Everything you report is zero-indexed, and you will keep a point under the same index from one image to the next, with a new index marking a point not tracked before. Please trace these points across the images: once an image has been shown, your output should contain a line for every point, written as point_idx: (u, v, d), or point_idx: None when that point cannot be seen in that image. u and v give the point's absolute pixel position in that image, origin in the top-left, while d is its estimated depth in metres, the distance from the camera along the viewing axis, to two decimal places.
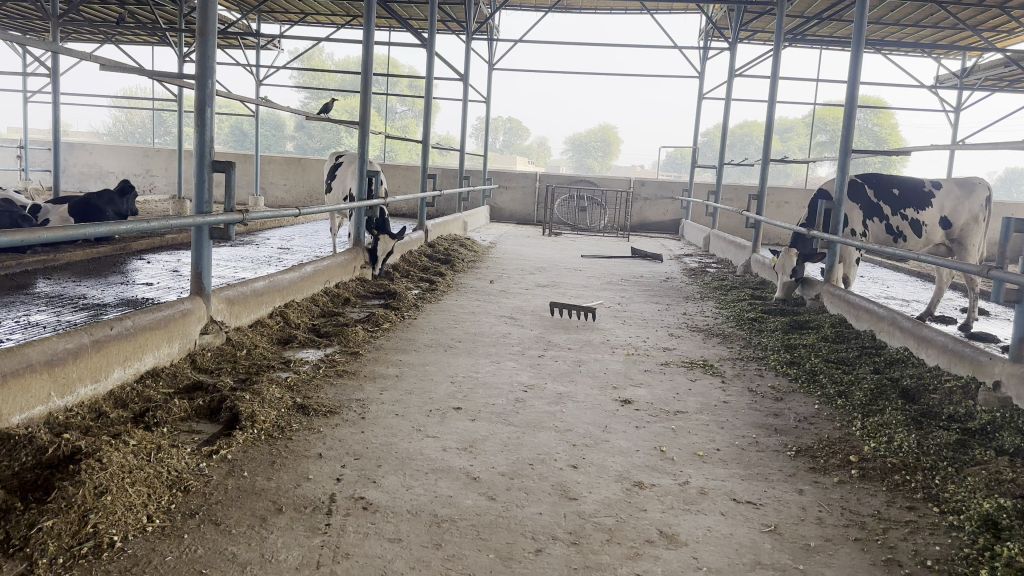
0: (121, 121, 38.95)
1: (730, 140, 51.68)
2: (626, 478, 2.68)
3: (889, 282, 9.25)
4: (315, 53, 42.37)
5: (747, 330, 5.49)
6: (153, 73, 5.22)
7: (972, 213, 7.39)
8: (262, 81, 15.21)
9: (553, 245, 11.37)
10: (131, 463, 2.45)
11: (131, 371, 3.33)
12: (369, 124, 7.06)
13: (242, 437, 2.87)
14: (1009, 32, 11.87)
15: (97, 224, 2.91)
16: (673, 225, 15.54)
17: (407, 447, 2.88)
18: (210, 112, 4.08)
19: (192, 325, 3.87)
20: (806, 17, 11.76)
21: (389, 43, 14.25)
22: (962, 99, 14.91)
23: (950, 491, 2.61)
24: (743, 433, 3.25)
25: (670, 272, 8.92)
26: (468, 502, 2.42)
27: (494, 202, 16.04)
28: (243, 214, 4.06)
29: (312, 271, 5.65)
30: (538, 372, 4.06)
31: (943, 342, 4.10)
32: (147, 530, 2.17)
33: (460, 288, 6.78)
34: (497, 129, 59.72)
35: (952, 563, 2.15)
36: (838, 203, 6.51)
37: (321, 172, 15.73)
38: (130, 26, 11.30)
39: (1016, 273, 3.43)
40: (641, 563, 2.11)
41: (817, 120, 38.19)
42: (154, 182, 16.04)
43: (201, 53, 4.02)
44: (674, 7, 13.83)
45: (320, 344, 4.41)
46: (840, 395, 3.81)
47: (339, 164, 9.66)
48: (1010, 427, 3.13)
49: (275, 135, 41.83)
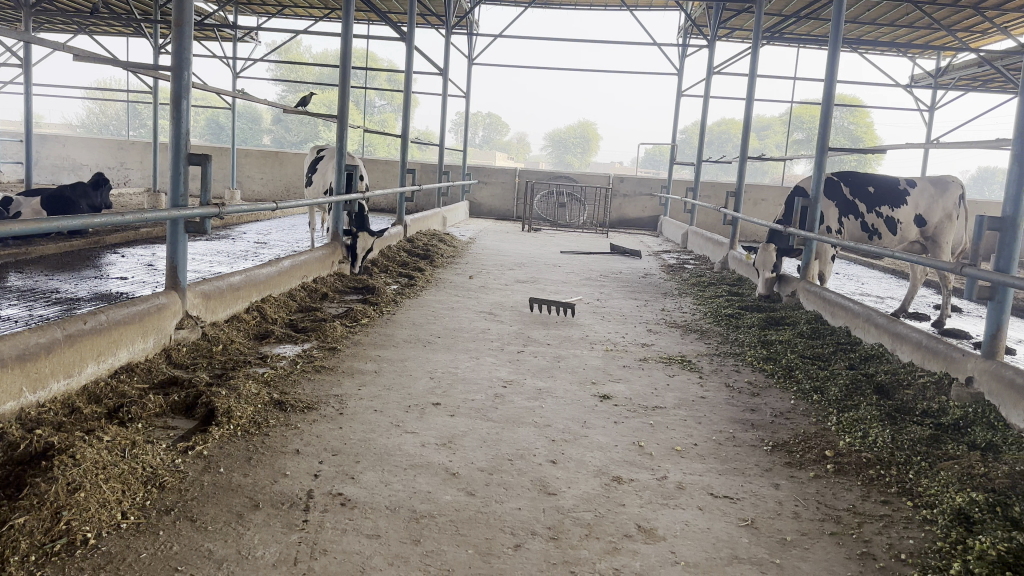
0: (95, 112, 38.41)
1: (708, 137, 51.99)
2: (604, 473, 2.68)
3: (864, 279, 9.35)
4: (292, 46, 42.00)
5: (724, 326, 5.53)
6: (128, 64, 5.15)
7: (945, 211, 7.49)
8: (239, 74, 15.06)
9: (532, 241, 11.39)
10: (105, 459, 2.43)
11: (105, 365, 3.29)
12: (347, 117, 7.01)
13: (217, 433, 2.85)
14: (983, 32, 12.04)
15: (71, 218, 2.87)
16: (652, 221, 15.60)
17: (385, 443, 2.87)
18: (186, 104, 4.01)
19: (167, 320, 3.83)
20: (783, 15, 11.83)
21: (368, 36, 14.17)
22: (937, 98, 15.10)
23: (924, 485, 2.64)
24: (720, 428, 3.27)
25: (649, 268, 8.95)
26: (447, 498, 2.42)
27: (474, 197, 16.01)
28: (219, 207, 4.01)
29: (288, 265, 5.60)
30: (517, 367, 4.06)
31: (917, 338, 4.15)
32: (122, 527, 2.14)
33: (440, 284, 6.77)
34: (476, 125, 59.71)
35: (925, 556, 2.18)
36: (815, 200, 6.56)
37: (298, 165, 15.61)
38: (105, 16, 11.15)
39: (989, 270, 3.49)
40: (619, 558, 2.11)
41: (793, 117, 38.55)
42: (129, 175, 15.83)
43: (176, 44, 3.96)
44: (653, 4, 13.87)
45: (298, 339, 4.38)
46: (816, 391, 3.84)
47: (319, 158, 9.60)
48: (982, 423, 3.19)
49: (251, 128, 41.51)
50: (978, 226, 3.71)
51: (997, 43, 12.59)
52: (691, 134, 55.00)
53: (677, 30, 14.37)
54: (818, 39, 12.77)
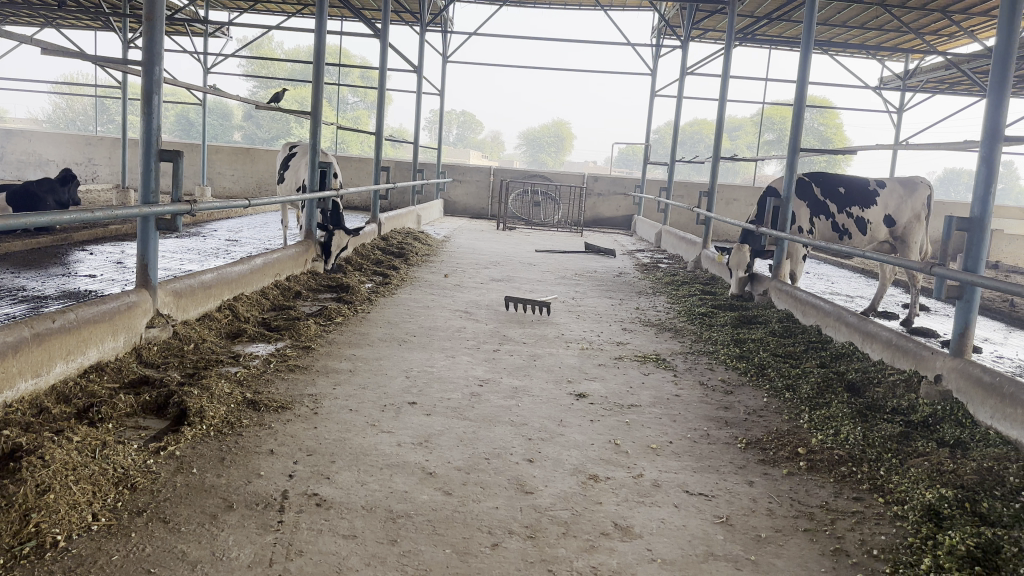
0: (62, 107, 37.81)
1: (681, 138, 52.39)
2: (581, 472, 2.69)
3: (834, 279, 9.46)
4: (264, 43, 41.65)
5: (698, 325, 5.56)
6: (97, 58, 5.06)
7: (914, 212, 7.61)
8: (210, 69, 14.90)
9: (507, 239, 11.38)
10: (75, 460, 2.39)
11: (75, 365, 3.24)
12: (321, 115, 6.93)
13: (190, 433, 2.81)
14: (950, 36, 12.25)
15: (40, 215, 2.82)
16: (626, 221, 15.68)
17: (361, 443, 2.85)
18: (157, 100, 3.95)
19: (137, 318, 3.77)
20: (755, 17, 11.93)
21: (342, 33, 14.10)
22: (905, 100, 15.34)
23: (895, 482, 2.68)
24: (694, 427, 3.29)
25: (623, 266, 9.00)
26: (424, 498, 2.41)
27: (448, 195, 15.98)
28: (191, 205, 3.95)
29: (261, 264, 5.54)
30: (493, 366, 4.06)
31: (887, 337, 4.20)
32: (92, 529, 2.11)
33: (414, 282, 6.74)
34: (451, 123, 59.75)
35: (897, 551, 2.21)
36: (787, 201, 6.62)
37: (270, 162, 15.48)
38: (73, 9, 10.94)
39: (958, 270, 3.53)
40: (597, 555, 2.12)
41: (765, 118, 38.99)
42: (97, 171, 15.56)
43: (147, 38, 3.89)
44: (627, 5, 13.94)
45: (270, 338, 4.34)
46: (788, 389, 3.88)
47: (292, 155, 9.50)
48: (951, 420, 3.25)
49: (221, 125, 41.12)
50: (947, 226, 3.77)
51: (963, 47, 12.81)
52: (665, 134, 55.43)
53: (651, 30, 14.44)
54: (790, 41, 12.90)
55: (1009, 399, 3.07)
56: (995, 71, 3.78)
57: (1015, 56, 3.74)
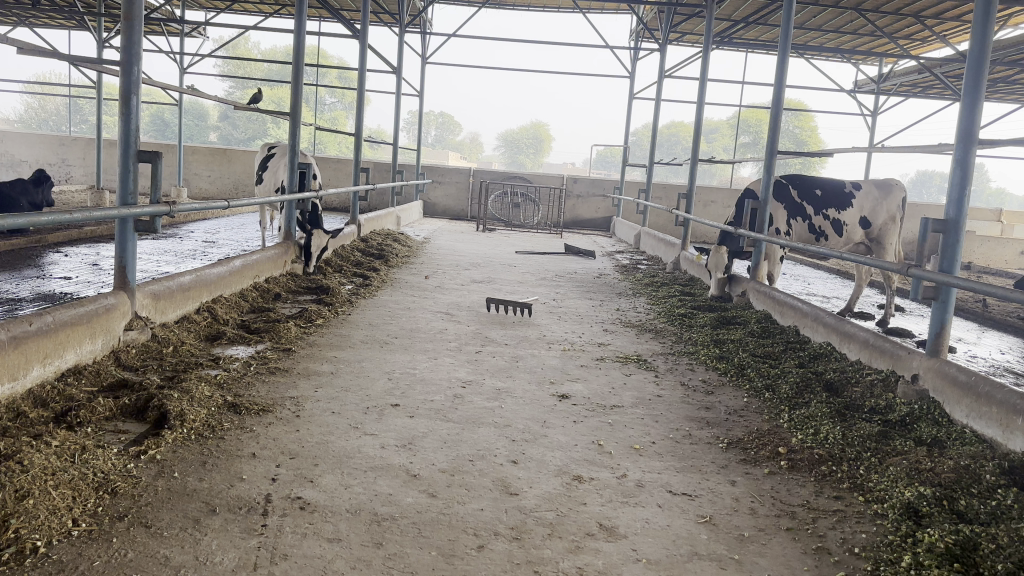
0: (34, 107, 37.31)
1: (658, 140, 52.78)
2: (565, 473, 2.70)
3: (810, 280, 9.56)
4: (240, 43, 41.34)
5: (678, 326, 5.60)
6: (72, 58, 4.99)
7: (890, 213, 7.69)
8: (186, 69, 14.77)
9: (487, 241, 11.37)
10: (53, 466, 2.37)
11: (52, 368, 3.19)
12: (300, 115, 6.87)
13: (170, 436, 2.79)
14: (923, 40, 12.42)
15: (16, 216, 2.79)
16: (605, 222, 15.74)
17: (343, 445, 2.84)
18: (135, 100, 3.91)
19: (115, 321, 3.72)
20: (732, 20, 12.03)
21: (320, 34, 14.03)
22: (879, 103, 15.55)
23: (874, 481, 2.71)
24: (676, 427, 3.31)
25: (604, 268, 9.03)
26: (408, 500, 2.40)
27: (427, 196, 15.96)
28: (170, 206, 3.91)
29: (240, 265, 5.50)
30: (475, 368, 4.06)
31: (864, 337, 4.25)
32: (73, 535, 2.08)
33: (395, 284, 6.72)
34: (429, 125, 59.80)
35: (878, 549, 2.24)
36: (765, 202, 6.68)
37: (247, 163, 15.37)
38: (46, 8, 10.79)
39: (934, 271, 3.58)
40: (582, 556, 2.13)
41: (741, 120, 39.34)
42: (71, 172, 15.36)
43: (125, 38, 3.84)
44: (606, 8, 14.00)
45: (250, 340, 4.31)
46: (768, 388, 3.92)
47: (270, 156, 9.43)
48: (927, 420, 3.29)
49: (197, 125, 40.83)
50: (923, 227, 3.81)
51: (935, 50, 12.99)
52: (643, 136, 55.73)
53: (629, 33, 14.51)
54: (766, 44, 13.01)
55: (985, 397, 3.12)
56: (969, 74, 3.84)
57: (989, 60, 3.80)
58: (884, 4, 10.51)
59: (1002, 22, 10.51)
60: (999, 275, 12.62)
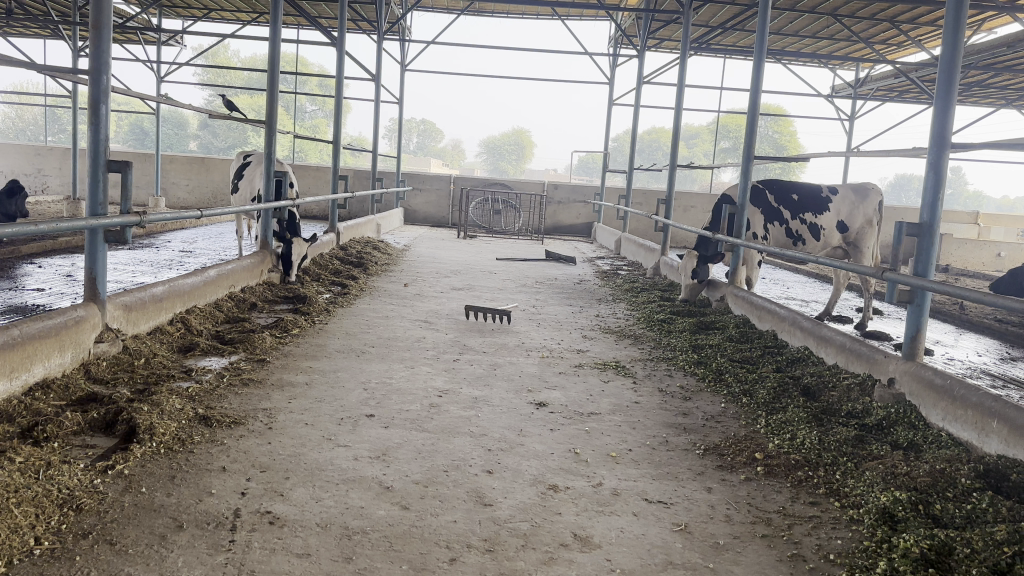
0: (11, 118, 37.00)
1: (639, 146, 53.09)
2: (541, 482, 2.67)
3: (790, 284, 9.59)
4: (219, 51, 41.18)
5: (657, 331, 5.59)
6: (44, 67, 4.93)
7: (866, 218, 7.73)
8: (163, 78, 14.68)
9: (468, 248, 11.34)
10: (16, 483, 2.32)
11: (19, 381, 3.13)
12: (276, 123, 6.80)
13: (140, 451, 2.74)
14: (898, 44, 12.53)
15: None
16: (586, 228, 15.75)
17: (317, 457, 2.80)
18: (104, 109, 3.85)
19: (85, 333, 3.66)
20: (710, 26, 12.10)
21: (299, 41, 14.00)
22: (856, 107, 15.71)
23: (851, 485, 2.71)
24: (653, 433, 3.29)
25: (584, 274, 9.02)
26: (381, 513, 2.37)
27: (408, 204, 15.89)
28: (141, 216, 3.85)
29: (214, 275, 5.44)
30: (453, 376, 4.02)
31: (841, 341, 4.26)
32: (35, 553, 2.03)
33: (374, 292, 6.67)
34: (410, 131, 59.92)
35: (853, 555, 2.23)
36: (742, 207, 6.68)
37: (226, 171, 15.27)
38: (19, 17, 10.67)
39: (908, 274, 3.58)
40: (556, 568, 2.10)
41: (721, 126, 39.56)
42: (47, 181, 15.20)
43: (93, 47, 3.79)
44: (584, 14, 14.04)
45: (224, 351, 4.26)
46: (745, 394, 3.91)
47: (246, 164, 9.34)
48: (904, 423, 3.31)
49: (176, 133, 40.67)
50: (898, 232, 3.81)
51: (911, 55, 13.14)
52: (624, 142, 56.03)
53: (608, 40, 14.55)
54: (744, 50, 13.09)
55: (960, 400, 3.13)
56: (942, 78, 3.84)
57: (960, 65, 3.81)
58: (859, 10, 10.62)
59: (976, 27, 10.65)
60: (976, 277, 12.75)
